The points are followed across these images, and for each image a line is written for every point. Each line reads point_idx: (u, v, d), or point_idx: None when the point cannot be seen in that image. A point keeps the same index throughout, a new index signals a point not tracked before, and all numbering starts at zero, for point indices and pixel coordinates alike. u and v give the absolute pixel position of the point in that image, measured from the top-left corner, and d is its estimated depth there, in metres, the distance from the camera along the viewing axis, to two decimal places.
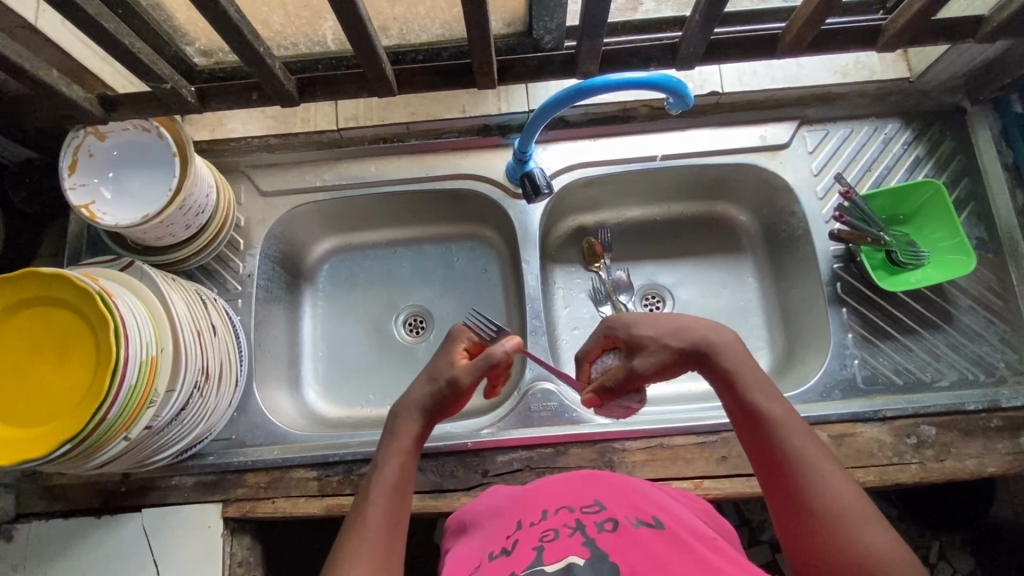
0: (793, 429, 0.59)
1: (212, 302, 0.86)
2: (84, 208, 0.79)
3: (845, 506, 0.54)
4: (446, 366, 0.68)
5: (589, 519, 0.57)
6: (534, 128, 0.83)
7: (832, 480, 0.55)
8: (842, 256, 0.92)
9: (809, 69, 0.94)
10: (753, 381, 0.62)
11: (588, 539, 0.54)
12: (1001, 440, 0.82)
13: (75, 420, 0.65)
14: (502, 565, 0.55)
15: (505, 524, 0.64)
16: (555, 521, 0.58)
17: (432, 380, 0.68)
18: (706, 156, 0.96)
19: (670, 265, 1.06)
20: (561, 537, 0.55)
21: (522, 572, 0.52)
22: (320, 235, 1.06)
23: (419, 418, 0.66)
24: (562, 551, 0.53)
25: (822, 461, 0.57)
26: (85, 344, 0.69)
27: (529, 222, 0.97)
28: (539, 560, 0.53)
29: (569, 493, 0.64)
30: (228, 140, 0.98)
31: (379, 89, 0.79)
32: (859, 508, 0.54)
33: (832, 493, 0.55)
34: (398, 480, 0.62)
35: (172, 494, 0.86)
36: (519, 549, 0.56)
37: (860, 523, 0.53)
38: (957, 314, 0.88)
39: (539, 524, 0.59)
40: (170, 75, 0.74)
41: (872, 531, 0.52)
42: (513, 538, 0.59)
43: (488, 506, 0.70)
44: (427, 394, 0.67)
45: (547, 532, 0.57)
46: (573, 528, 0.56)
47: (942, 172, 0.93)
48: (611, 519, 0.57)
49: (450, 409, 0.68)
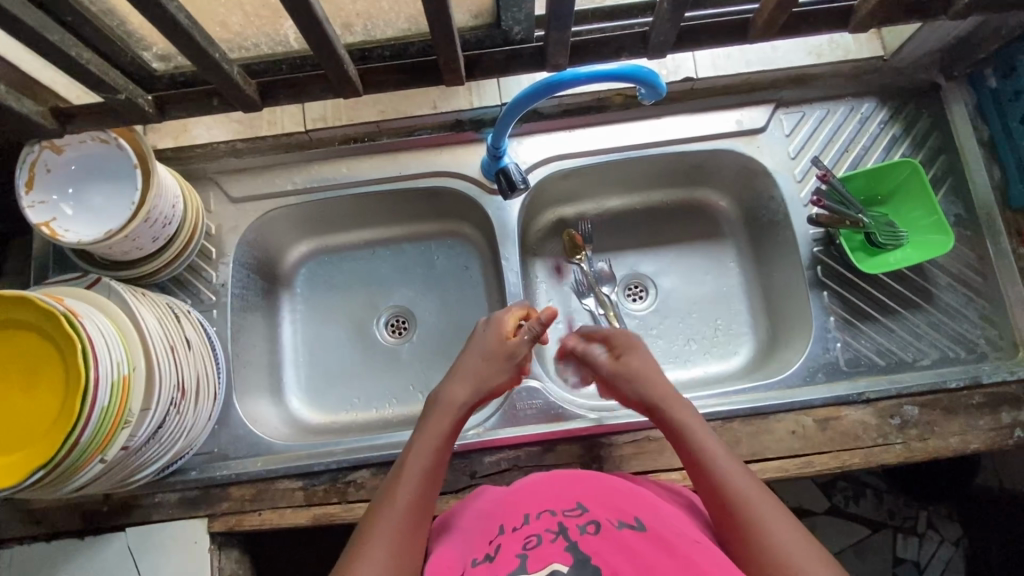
0: (751, 493, 0.60)
1: (186, 314, 0.84)
2: (45, 226, 0.76)
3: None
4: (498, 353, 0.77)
5: (571, 521, 0.57)
6: (506, 123, 0.81)
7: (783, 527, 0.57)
8: (822, 239, 0.91)
9: (783, 50, 0.93)
10: (722, 461, 0.63)
11: (571, 544, 0.54)
12: (984, 416, 0.82)
13: (47, 445, 0.63)
14: (485, 573, 0.55)
15: (488, 526, 0.63)
16: (538, 526, 0.58)
17: (488, 363, 0.76)
18: (682, 144, 0.95)
19: (652, 254, 1.05)
20: (544, 544, 0.55)
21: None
22: (296, 239, 1.04)
23: (467, 391, 0.74)
24: (545, 557, 0.54)
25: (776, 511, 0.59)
26: (52, 366, 0.67)
27: (507, 218, 0.95)
28: (522, 567, 0.53)
29: (551, 491, 0.64)
30: (194, 146, 0.95)
31: (345, 90, 0.77)
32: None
33: (779, 540, 0.56)
34: (428, 470, 0.67)
35: (156, 511, 0.85)
36: (502, 556, 0.56)
37: None
38: (936, 292, 0.88)
39: (521, 529, 0.58)
40: (125, 84, 0.71)
41: None
42: (496, 544, 0.58)
43: (471, 507, 0.70)
44: (479, 374, 0.75)
45: (530, 537, 0.56)
46: (556, 533, 0.56)
47: (919, 150, 0.93)
48: (593, 522, 0.57)
49: (500, 376, 0.76)
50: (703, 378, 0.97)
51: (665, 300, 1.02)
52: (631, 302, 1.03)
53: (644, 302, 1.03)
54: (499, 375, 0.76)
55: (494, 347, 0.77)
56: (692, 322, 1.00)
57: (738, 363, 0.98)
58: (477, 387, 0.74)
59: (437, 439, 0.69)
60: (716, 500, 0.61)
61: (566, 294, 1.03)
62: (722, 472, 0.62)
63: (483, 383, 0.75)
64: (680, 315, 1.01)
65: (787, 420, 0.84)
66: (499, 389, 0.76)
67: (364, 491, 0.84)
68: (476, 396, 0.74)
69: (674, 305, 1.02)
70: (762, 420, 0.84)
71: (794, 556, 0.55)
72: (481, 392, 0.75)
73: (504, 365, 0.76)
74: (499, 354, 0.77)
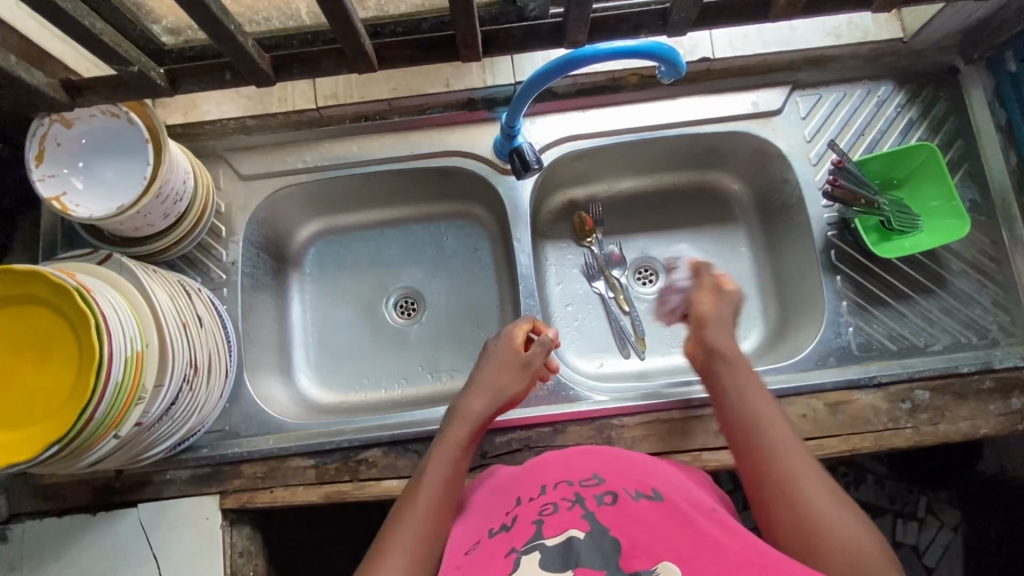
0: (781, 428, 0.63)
1: (197, 292, 0.84)
2: (56, 201, 0.76)
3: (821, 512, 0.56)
4: (515, 365, 0.77)
5: (588, 492, 0.59)
6: (522, 102, 0.80)
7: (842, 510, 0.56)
8: (836, 223, 0.91)
9: (802, 31, 0.92)
10: (755, 395, 0.66)
11: (588, 513, 0.56)
12: (994, 401, 0.83)
13: (62, 420, 0.63)
14: (503, 541, 0.55)
15: (504, 499, 0.64)
16: (554, 495, 0.59)
17: (507, 373, 0.77)
18: (697, 125, 0.94)
19: (662, 238, 1.05)
20: (561, 511, 0.56)
21: (522, 548, 0.53)
22: (306, 218, 1.03)
23: (485, 403, 0.74)
24: (561, 524, 0.55)
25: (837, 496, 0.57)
26: (65, 342, 0.67)
27: (519, 199, 0.95)
28: (538, 534, 0.54)
29: (565, 463, 0.65)
30: (203, 123, 0.94)
31: (359, 65, 0.75)
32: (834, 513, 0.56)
33: (802, 478, 0.58)
34: (448, 478, 0.66)
35: (168, 487, 0.85)
36: (519, 525, 0.56)
37: (832, 512, 0.55)
38: (950, 278, 0.88)
39: (538, 499, 0.59)
40: (137, 56, 0.69)
41: (848, 527, 0.54)
42: (513, 514, 0.59)
43: (489, 481, 0.70)
44: (500, 385, 0.75)
45: (546, 506, 0.58)
46: (572, 502, 0.57)
47: (936, 134, 0.92)
48: (611, 492, 0.59)
49: (517, 385, 0.76)
50: None
51: None
52: (641, 286, 1.03)
53: (654, 285, 1.02)
54: (517, 385, 0.76)
55: (508, 359, 0.77)
56: None
57: (748, 347, 0.98)
58: (495, 397, 0.74)
59: (456, 447, 0.69)
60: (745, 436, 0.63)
61: (576, 276, 1.03)
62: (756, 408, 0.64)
63: (500, 394, 0.75)
64: None
65: (798, 404, 0.84)
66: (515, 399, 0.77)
67: (375, 470, 0.85)
68: (496, 404, 0.75)
69: None
70: None
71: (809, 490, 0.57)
72: (500, 402, 0.75)
73: (521, 374, 0.77)
74: (515, 363, 0.77)
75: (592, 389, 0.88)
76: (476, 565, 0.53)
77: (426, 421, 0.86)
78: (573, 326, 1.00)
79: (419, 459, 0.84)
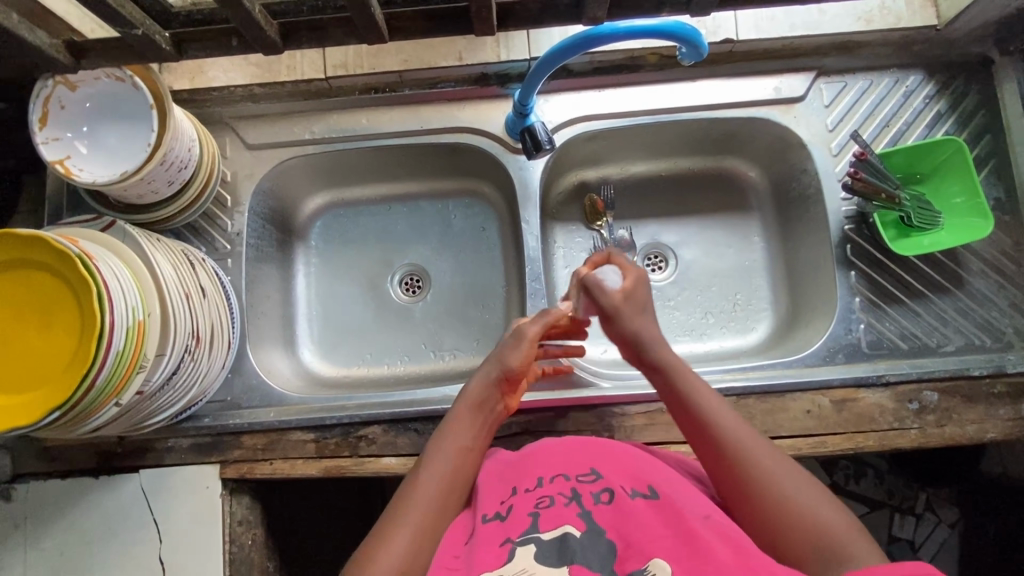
0: (722, 411, 0.64)
1: (201, 262, 0.83)
2: (59, 164, 0.74)
3: (780, 484, 0.58)
4: (508, 349, 0.71)
5: (586, 488, 0.59)
6: (536, 79, 0.77)
7: (797, 484, 0.58)
8: (854, 217, 0.88)
9: (831, 15, 0.87)
10: (695, 384, 0.66)
11: (584, 511, 0.57)
12: (1004, 406, 0.81)
13: (63, 386, 0.63)
14: (498, 531, 0.56)
15: (500, 483, 0.65)
16: (551, 488, 0.60)
17: (500, 360, 0.71)
18: (716, 110, 0.91)
19: (674, 224, 1.03)
20: (556, 506, 0.57)
21: (518, 539, 0.55)
22: (312, 190, 1.02)
23: (478, 393, 0.70)
24: (557, 518, 0.56)
25: (792, 472, 0.59)
26: (67, 309, 0.66)
27: (529, 179, 0.93)
28: (534, 527, 0.56)
29: (565, 453, 0.65)
30: (211, 89, 0.91)
31: (369, 36, 0.73)
32: (794, 480, 0.58)
33: (757, 456, 0.60)
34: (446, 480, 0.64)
35: (170, 455, 0.86)
36: (514, 516, 0.57)
37: (796, 487, 0.58)
38: (968, 278, 0.86)
39: (535, 491, 0.60)
40: (142, 19, 0.67)
41: (812, 497, 0.57)
42: (507, 503, 0.60)
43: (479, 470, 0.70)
44: (495, 373, 0.70)
45: (542, 499, 0.59)
46: (569, 497, 0.58)
47: (964, 128, 0.89)
48: (607, 489, 0.59)
49: (518, 361, 0.70)
50: (718, 352, 0.96)
51: (685, 271, 1.00)
52: (650, 273, 1.01)
53: (663, 272, 1.00)
54: (518, 357, 0.70)
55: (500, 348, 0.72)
56: (711, 294, 0.99)
57: (755, 338, 0.96)
58: (492, 381, 0.70)
59: (457, 451, 0.66)
60: (695, 428, 0.63)
61: (583, 260, 1.01)
62: (697, 398, 0.64)
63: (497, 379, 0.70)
64: (700, 287, 0.99)
65: (803, 400, 0.83)
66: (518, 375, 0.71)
67: (375, 447, 0.85)
68: (496, 389, 0.71)
69: (694, 277, 1.00)
70: (777, 397, 0.83)
71: (769, 468, 0.59)
72: (500, 381, 0.71)
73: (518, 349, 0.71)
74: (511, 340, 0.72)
75: (595, 375, 0.87)
76: (471, 554, 0.55)
77: (427, 400, 0.86)
78: None
79: (419, 439, 0.84)
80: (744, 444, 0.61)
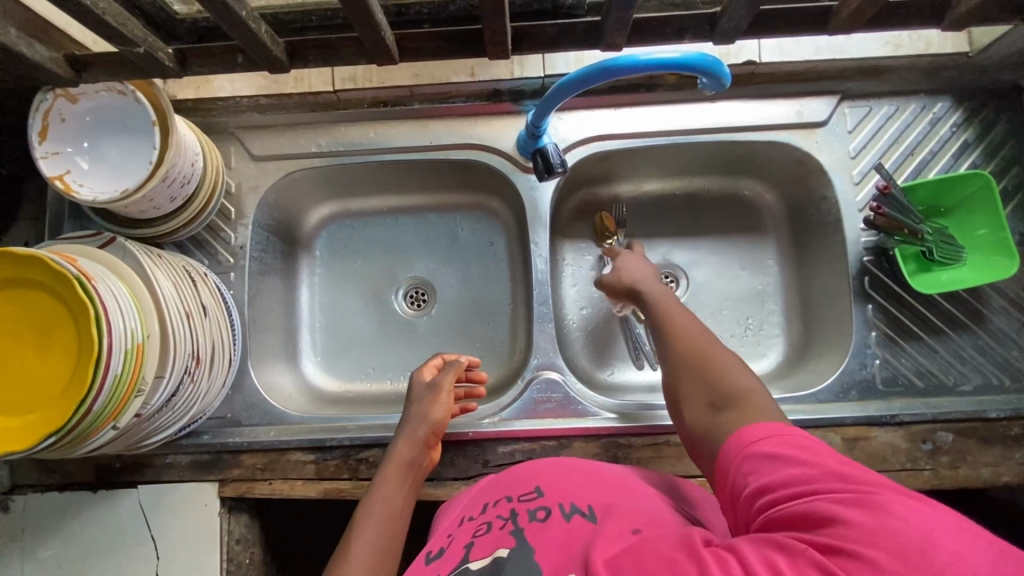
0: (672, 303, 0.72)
1: (202, 278, 0.82)
2: (59, 179, 0.72)
3: (706, 353, 0.64)
4: (429, 403, 0.78)
5: (523, 508, 0.57)
6: (551, 104, 0.74)
7: (720, 353, 0.63)
8: (873, 249, 0.86)
9: (857, 39, 0.84)
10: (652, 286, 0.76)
11: (517, 530, 0.54)
12: (1021, 449, 0.79)
13: (59, 412, 0.62)
14: (436, 569, 0.54)
15: (456, 517, 0.64)
16: (492, 515, 0.58)
17: (425, 415, 0.77)
18: (734, 133, 0.88)
19: (687, 244, 1.00)
20: (492, 532, 0.55)
21: (448, 575, 0.52)
22: (318, 201, 1.00)
23: (405, 448, 0.75)
24: (490, 544, 0.53)
25: (719, 347, 0.64)
26: (64, 333, 0.65)
27: (539, 199, 0.90)
28: (466, 558, 0.53)
29: (511, 480, 0.64)
30: (216, 99, 0.89)
31: (379, 57, 0.70)
32: (719, 351, 0.63)
33: (690, 330, 0.67)
34: (380, 537, 0.66)
35: (168, 472, 0.85)
36: (453, 549, 0.56)
37: (719, 356, 0.63)
38: (989, 315, 0.83)
39: (476, 520, 0.59)
40: (144, 35, 0.65)
41: (732, 365, 0.61)
42: (451, 538, 0.59)
43: (447, 512, 0.68)
44: (420, 429, 0.76)
45: (480, 527, 0.57)
46: (505, 519, 0.56)
47: (991, 159, 0.86)
48: (545, 507, 0.56)
49: (439, 411, 0.77)
50: None
51: (697, 293, 0.98)
52: None
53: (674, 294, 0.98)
54: (438, 409, 0.77)
55: (415, 390, 0.80)
56: (722, 319, 0.96)
57: (766, 365, 0.94)
58: (416, 437, 0.76)
59: (388, 510, 0.69)
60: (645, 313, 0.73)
61: (593, 281, 0.99)
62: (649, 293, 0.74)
63: (421, 433, 0.76)
64: (711, 311, 0.97)
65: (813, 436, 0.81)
66: (440, 427, 0.77)
67: (375, 470, 0.83)
68: (420, 444, 0.75)
69: (706, 300, 0.97)
70: None
71: (698, 339, 0.65)
72: (424, 435, 0.76)
73: (439, 401, 0.78)
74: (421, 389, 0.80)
75: (602, 403, 0.85)
76: None
77: None
78: (585, 331, 0.97)
79: None
80: (677, 322, 0.69)
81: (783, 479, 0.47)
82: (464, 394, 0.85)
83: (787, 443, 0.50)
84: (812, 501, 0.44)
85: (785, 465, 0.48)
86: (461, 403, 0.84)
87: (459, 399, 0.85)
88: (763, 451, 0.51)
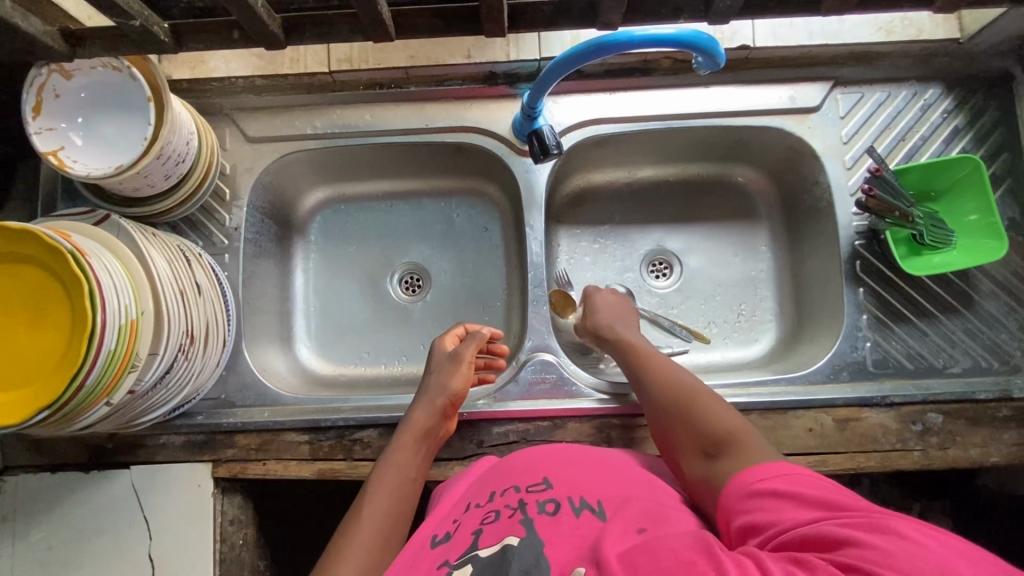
0: (653, 353, 0.76)
1: (197, 259, 0.82)
2: (52, 155, 0.72)
3: (691, 397, 0.67)
4: (447, 377, 0.79)
5: (532, 498, 0.58)
6: (547, 83, 0.75)
7: (706, 397, 0.67)
8: (865, 233, 0.87)
9: (850, 23, 0.85)
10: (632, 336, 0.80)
11: (526, 519, 0.55)
12: (1009, 430, 0.80)
13: (51, 386, 0.62)
14: (442, 554, 0.56)
15: (459, 501, 0.65)
16: (500, 503, 0.60)
17: (443, 386, 0.78)
18: (727, 117, 0.89)
19: (680, 230, 1.01)
20: (500, 520, 0.56)
21: (456, 561, 0.53)
22: (313, 185, 1.00)
23: (422, 417, 0.76)
24: (499, 532, 0.55)
25: (703, 390, 0.68)
26: (58, 307, 0.65)
27: (534, 183, 0.91)
28: (475, 545, 0.54)
29: (519, 469, 0.65)
30: (211, 79, 0.89)
31: (375, 34, 0.70)
32: (704, 395, 0.67)
33: (674, 377, 0.71)
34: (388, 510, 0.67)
35: (161, 452, 0.85)
36: (459, 535, 0.57)
37: (704, 399, 0.66)
38: (978, 299, 0.84)
39: (483, 507, 0.60)
40: (139, 9, 0.65)
41: (718, 407, 0.65)
42: (457, 523, 0.60)
43: (443, 495, 0.68)
44: (438, 400, 0.77)
45: (489, 514, 0.58)
46: (514, 509, 0.57)
47: (981, 145, 0.87)
48: (554, 500, 0.58)
49: (457, 382, 0.79)
50: (721, 363, 0.94)
51: (691, 278, 0.99)
52: (655, 279, 0.99)
53: (668, 279, 0.99)
54: (457, 382, 0.78)
55: (435, 359, 0.82)
56: (716, 304, 0.97)
57: (758, 350, 0.95)
58: (435, 405, 0.76)
59: (400, 481, 0.70)
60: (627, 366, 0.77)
61: (582, 265, 0.99)
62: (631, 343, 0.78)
63: (441, 402, 0.77)
64: (704, 296, 0.98)
65: (805, 417, 0.81)
66: (458, 399, 0.78)
67: (369, 451, 0.83)
68: (439, 413, 0.76)
69: (699, 285, 0.98)
70: (779, 415, 0.81)
71: (682, 385, 0.69)
72: (443, 405, 0.77)
73: (458, 373, 0.79)
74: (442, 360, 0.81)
75: (596, 385, 0.85)
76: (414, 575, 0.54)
77: None
78: None
79: None
80: (664, 368, 0.72)
81: (787, 514, 0.49)
82: (483, 364, 0.87)
83: (786, 478, 0.52)
84: (823, 525, 0.46)
85: (789, 501, 0.50)
86: (479, 374, 0.87)
87: (478, 369, 0.88)
88: (768, 488, 0.52)
